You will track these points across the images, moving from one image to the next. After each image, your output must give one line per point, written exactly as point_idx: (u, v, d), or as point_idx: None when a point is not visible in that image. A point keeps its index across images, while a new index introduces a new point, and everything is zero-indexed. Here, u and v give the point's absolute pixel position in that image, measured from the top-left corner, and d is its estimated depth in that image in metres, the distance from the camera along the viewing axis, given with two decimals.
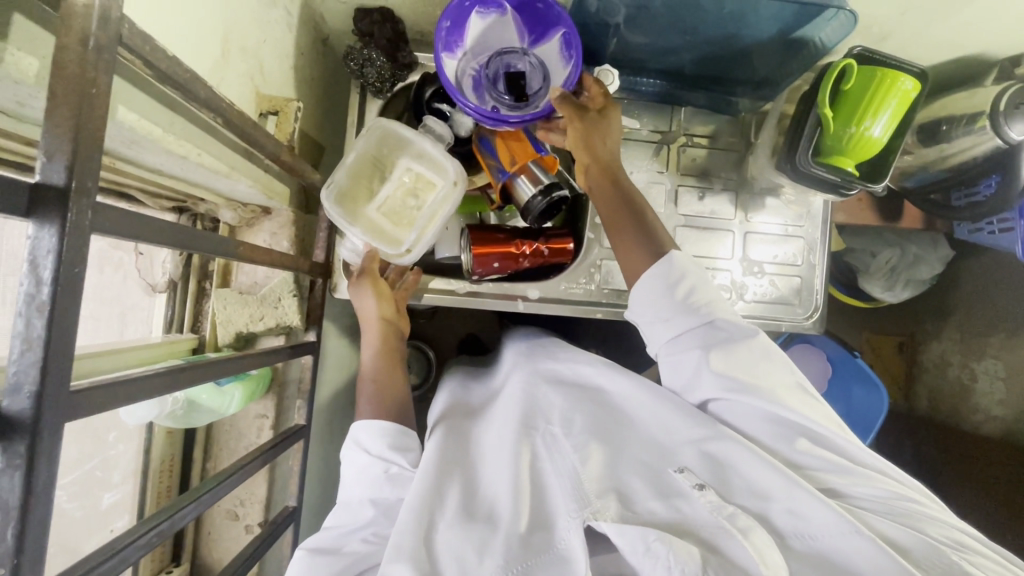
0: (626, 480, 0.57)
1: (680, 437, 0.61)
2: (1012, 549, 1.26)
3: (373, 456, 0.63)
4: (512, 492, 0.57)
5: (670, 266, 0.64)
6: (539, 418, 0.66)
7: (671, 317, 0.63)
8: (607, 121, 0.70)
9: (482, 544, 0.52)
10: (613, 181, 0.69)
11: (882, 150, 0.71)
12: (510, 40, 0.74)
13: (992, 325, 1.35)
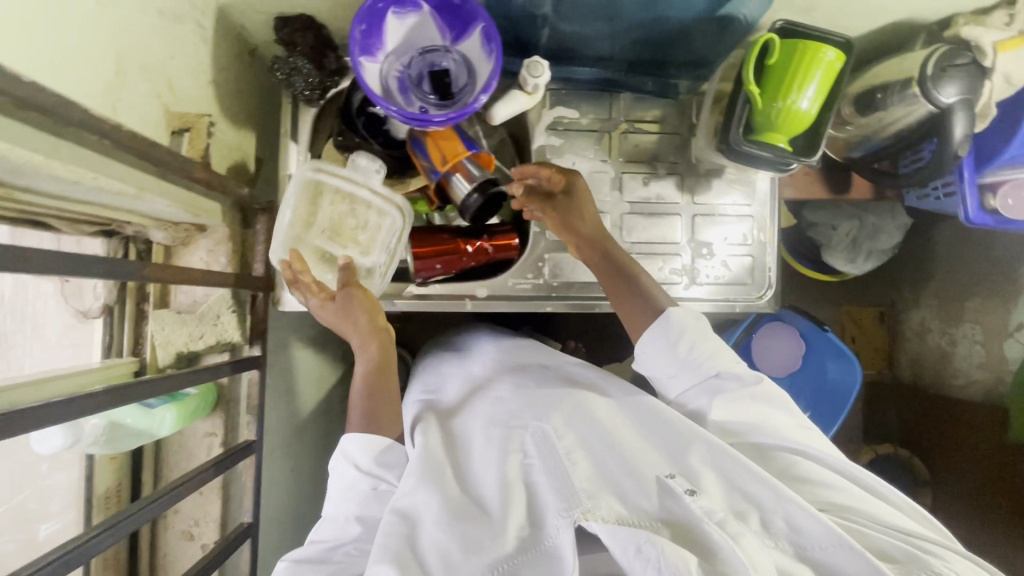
0: (615, 477, 0.58)
1: (669, 435, 0.63)
2: (997, 504, 1.30)
3: (357, 468, 0.62)
4: (504, 490, 0.58)
5: (668, 323, 0.70)
6: (525, 411, 0.67)
7: (670, 371, 0.70)
8: (574, 200, 0.79)
9: (474, 544, 0.53)
10: (603, 252, 0.78)
11: (813, 121, 0.70)
12: (431, 38, 0.73)
13: (967, 290, 1.42)
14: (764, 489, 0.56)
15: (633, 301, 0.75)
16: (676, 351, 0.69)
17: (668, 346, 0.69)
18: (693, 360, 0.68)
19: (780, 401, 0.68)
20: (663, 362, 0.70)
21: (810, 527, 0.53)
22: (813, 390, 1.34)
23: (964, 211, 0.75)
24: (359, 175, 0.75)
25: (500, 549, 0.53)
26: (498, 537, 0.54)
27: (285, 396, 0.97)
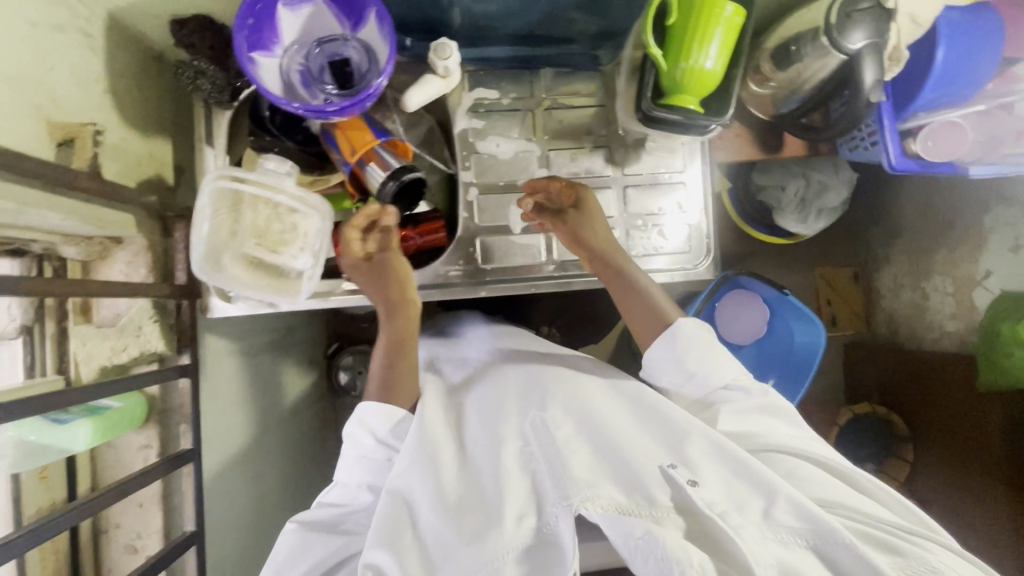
0: (614, 463, 0.62)
1: (668, 424, 0.67)
2: (979, 453, 1.30)
3: (362, 444, 0.68)
4: (504, 476, 0.62)
5: (676, 334, 0.74)
6: (531, 401, 0.69)
7: (679, 377, 0.75)
8: (585, 212, 0.80)
9: (479, 534, 0.58)
10: (613, 267, 0.79)
11: (720, 80, 0.69)
12: (329, 29, 0.72)
13: (937, 240, 1.43)
14: (755, 481, 0.61)
15: (645, 316, 0.77)
16: (684, 362, 0.73)
17: (676, 355, 0.73)
18: (708, 373, 0.73)
19: (779, 411, 0.74)
20: (675, 371, 0.74)
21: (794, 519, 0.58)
22: (782, 355, 1.34)
23: (886, 160, 0.74)
24: (270, 179, 0.74)
25: (503, 536, 0.57)
26: (499, 524, 0.58)
27: (237, 402, 0.97)
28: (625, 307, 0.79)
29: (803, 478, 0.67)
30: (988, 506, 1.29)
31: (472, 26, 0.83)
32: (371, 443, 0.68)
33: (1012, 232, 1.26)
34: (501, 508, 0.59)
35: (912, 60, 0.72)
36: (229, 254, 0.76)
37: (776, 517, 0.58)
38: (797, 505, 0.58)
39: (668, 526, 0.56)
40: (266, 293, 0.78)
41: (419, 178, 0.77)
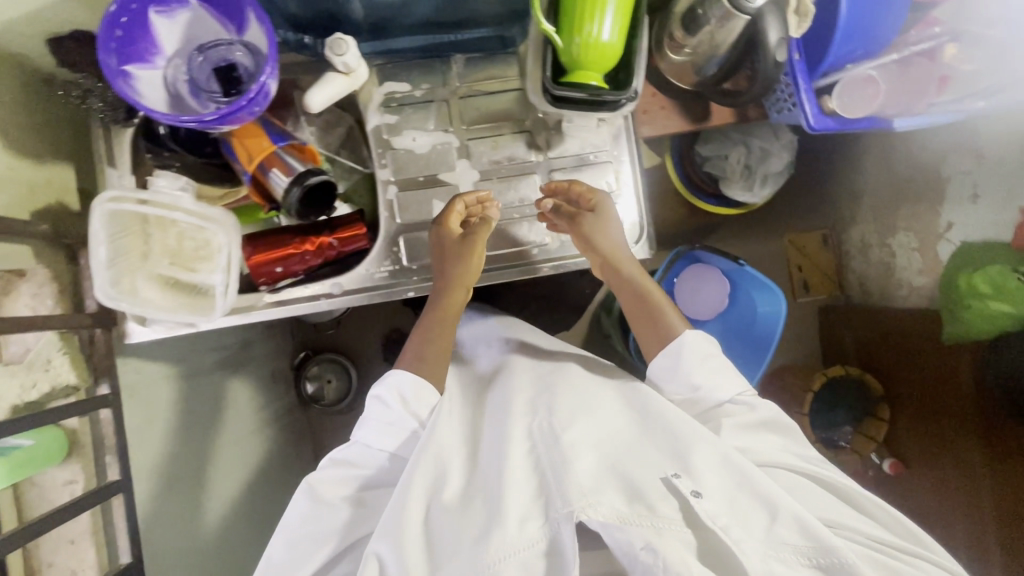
0: (618, 471, 0.63)
1: (674, 433, 0.68)
2: (949, 410, 1.29)
3: (388, 412, 0.72)
4: (511, 486, 0.63)
5: (682, 344, 0.75)
6: (542, 416, 0.71)
7: (680, 391, 0.76)
8: (601, 216, 0.80)
9: (482, 537, 0.59)
10: (622, 277, 0.80)
11: (620, 53, 0.66)
12: (214, 33, 0.68)
13: (897, 197, 1.41)
14: (758, 495, 0.63)
15: (650, 327, 0.79)
16: (688, 374, 0.75)
17: (679, 368, 0.75)
18: (712, 387, 0.75)
19: (784, 428, 0.75)
20: (679, 381, 0.76)
21: (790, 532, 0.60)
22: (745, 326, 1.32)
23: (805, 120, 0.71)
24: (165, 198, 0.71)
25: (506, 543, 0.58)
26: (503, 528, 0.59)
27: (182, 426, 0.94)
28: (631, 314, 0.81)
29: (806, 498, 0.68)
30: (967, 463, 1.25)
31: (375, 18, 0.81)
32: (399, 416, 0.71)
33: (968, 181, 1.23)
34: (505, 513, 0.60)
35: (816, 18, 0.72)
36: (140, 277, 0.75)
37: (777, 528, 0.59)
38: (799, 521, 0.60)
39: (668, 533, 0.57)
40: (181, 314, 0.76)
41: (326, 180, 0.75)
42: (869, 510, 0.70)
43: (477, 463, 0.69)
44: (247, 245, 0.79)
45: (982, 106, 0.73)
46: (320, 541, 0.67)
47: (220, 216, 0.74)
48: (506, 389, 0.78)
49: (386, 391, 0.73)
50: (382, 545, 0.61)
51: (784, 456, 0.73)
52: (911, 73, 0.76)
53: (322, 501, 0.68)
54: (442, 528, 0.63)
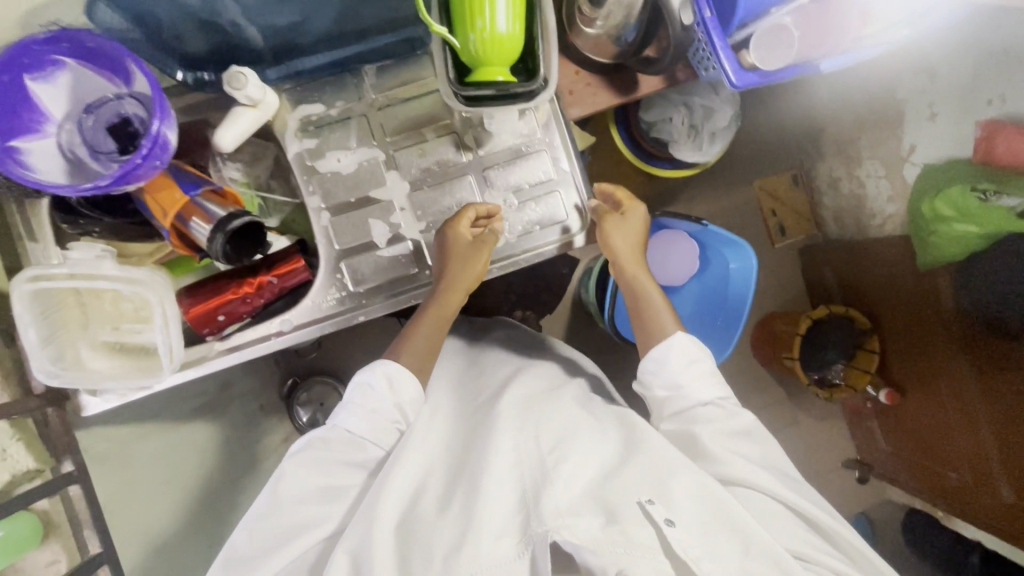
0: (599, 494, 0.60)
1: (655, 456, 0.64)
2: (936, 337, 1.27)
3: (375, 403, 0.71)
4: (485, 504, 0.60)
5: (678, 342, 0.76)
6: (527, 438, 0.68)
7: (664, 387, 0.75)
8: (627, 219, 0.83)
9: (453, 553, 0.56)
10: (627, 277, 0.83)
11: (522, 41, 0.63)
12: (101, 88, 0.66)
13: (860, 125, 1.38)
14: (728, 519, 0.58)
15: (644, 325, 0.80)
16: (671, 372, 0.75)
17: (665, 368, 0.75)
18: (692, 387, 0.74)
19: (766, 440, 0.72)
20: (659, 379, 0.75)
21: (766, 567, 0.56)
22: (719, 285, 1.30)
23: (727, 79, 0.68)
24: (84, 269, 0.68)
25: (475, 560, 0.56)
26: (475, 541, 0.57)
27: None
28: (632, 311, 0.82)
29: (791, 521, 0.64)
30: (962, 387, 1.22)
31: (273, 41, 0.77)
32: (384, 402, 0.71)
33: (924, 100, 1.20)
34: (478, 529, 0.58)
35: None
36: (84, 346, 0.74)
37: (754, 551, 0.56)
38: (773, 556, 0.56)
39: (643, 560, 0.54)
40: (130, 379, 0.73)
41: (252, 221, 0.72)
42: (851, 555, 0.64)
43: (453, 483, 0.66)
44: (186, 298, 0.77)
45: (908, 33, 0.72)
46: (285, 540, 0.61)
47: (144, 276, 0.71)
48: (489, 413, 0.75)
49: (369, 375, 0.72)
50: (354, 546, 0.58)
51: (767, 473, 0.68)
52: (837, 7, 0.71)
53: (293, 488, 0.64)
54: (408, 547, 0.59)
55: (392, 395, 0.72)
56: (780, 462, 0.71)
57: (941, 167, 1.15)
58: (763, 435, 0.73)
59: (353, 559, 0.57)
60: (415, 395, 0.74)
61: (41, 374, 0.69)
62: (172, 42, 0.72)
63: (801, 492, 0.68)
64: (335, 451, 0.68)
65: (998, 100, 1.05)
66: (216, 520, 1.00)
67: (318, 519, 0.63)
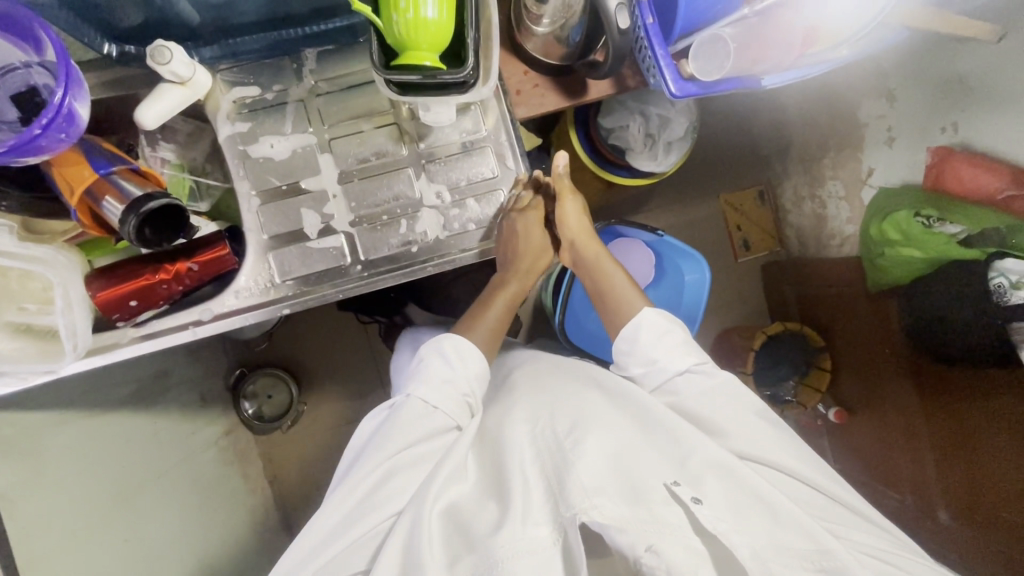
0: (622, 467, 0.63)
1: (677, 436, 0.67)
2: (885, 359, 1.28)
3: (448, 372, 0.76)
4: (519, 489, 0.63)
5: (644, 319, 0.81)
6: (548, 419, 0.70)
7: (640, 365, 0.80)
8: (567, 207, 0.90)
9: (490, 539, 0.59)
10: (588, 257, 0.90)
11: (450, 30, 0.61)
12: (9, 55, 0.62)
13: (824, 146, 1.38)
14: (755, 495, 0.62)
15: (607, 304, 0.86)
16: (646, 349, 0.79)
17: (637, 345, 0.80)
18: (666, 360, 0.78)
19: (776, 421, 0.74)
20: (635, 357, 0.80)
21: (796, 538, 0.59)
22: (674, 299, 1.30)
23: (667, 87, 0.67)
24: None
25: (513, 542, 0.58)
26: (512, 527, 0.59)
27: (84, 469, 0.91)
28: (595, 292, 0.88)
29: (810, 495, 0.68)
30: (908, 410, 1.23)
31: (206, 19, 0.75)
32: (456, 374, 0.76)
33: (883, 124, 1.21)
34: (515, 516, 0.60)
35: None
36: None
37: (780, 537, 0.59)
38: (803, 527, 0.59)
39: (671, 537, 0.57)
40: (31, 363, 0.69)
41: (171, 204, 0.69)
42: (867, 515, 0.68)
43: (491, 472, 0.68)
44: (94, 281, 0.73)
45: (847, 53, 0.73)
46: (358, 516, 0.66)
47: (46, 255, 0.70)
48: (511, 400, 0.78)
49: (439, 354, 0.77)
50: (407, 531, 0.62)
51: (783, 456, 0.70)
52: (778, 24, 0.71)
53: (361, 473, 0.68)
54: (454, 533, 0.62)
55: (456, 368, 0.77)
56: (785, 431, 0.74)
57: (894, 191, 1.16)
58: (773, 417, 0.74)
59: (406, 544, 0.61)
60: (479, 369, 0.78)
61: None
62: (94, 13, 0.69)
63: (815, 465, 0.71)
64: (396, 427, 0.71)
65: (951, 127, 1.06)
66: (128, 513, 0.96)
67: (385, 494, 0.67)
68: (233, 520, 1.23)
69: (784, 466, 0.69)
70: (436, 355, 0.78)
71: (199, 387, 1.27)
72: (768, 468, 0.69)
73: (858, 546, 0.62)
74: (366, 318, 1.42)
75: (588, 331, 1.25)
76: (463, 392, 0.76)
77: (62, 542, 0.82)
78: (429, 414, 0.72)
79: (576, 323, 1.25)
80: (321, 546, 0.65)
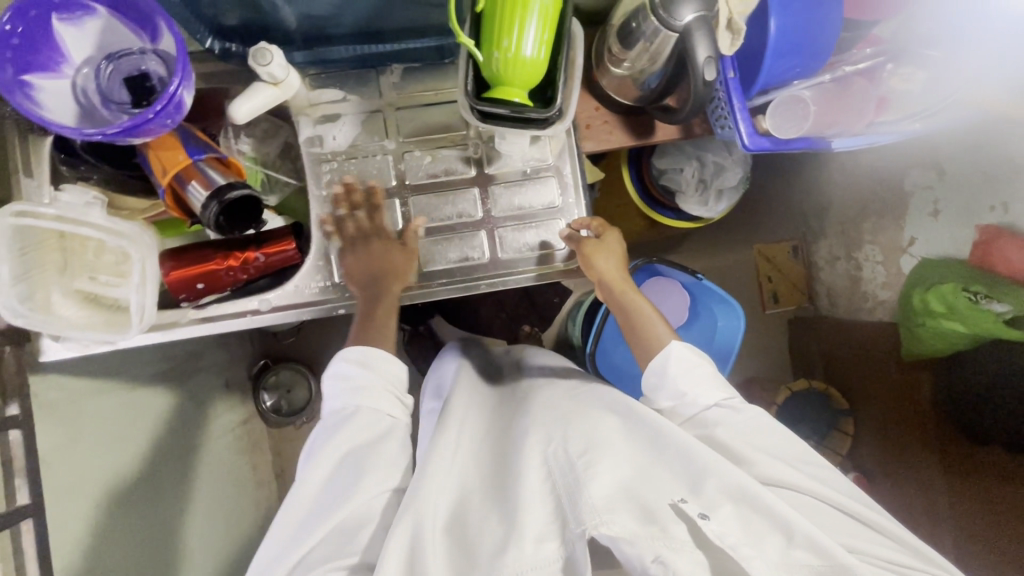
0: (634, 492, 0.60)
1: (689, 454, 0.63)
2: (913, 433, 1.25)
3: (354, 380, 0.71)
4: (525, 507, 0.62)
5: (669, 355, 0.78)
6: (557, 437, 0.69)
7: (669, 398, 0.78)
8: (604, 244, 0.82)
9: (500, 552, 0.58)
10: (621, 300, 0.84)
11: (543, 70, 0.63)
12: (126, 40, 0.66)
13: (862, 210, 1.37)
14: (775, 519, 0.58)
15: (637, 342, 0.83)
16: (674, 382, 0.77)
17: (666, 378, 0.78)
18: (696, 393, 0.76)
19: (811, 457, 0.72)
20: (664, 391, 0.78)
21: (807, 555, 0.57)
22: (703, 342, 1.30)
23: (740, 140, 0.69)
24: (72, 212, 0.70)
25: (520, 561, 0.57)
26: (518, 545, 0.58)
27: (116, 439, 0.92)
28: (631, 342, 0.84)
29: (845, 520, 0.65)
30: (933, 485, 1.20)
31: (305, 26, 0.78)
32: (371, 380, 0.71)
33: (928, 196, 1.21)
34: (521, 532, 0.59)
35: (748, 37, 0.71)
36: (56, 291, 0.73)
37: (793, 556, 0.56)
38: (814, 542, 0.56)
39: (683, 555, 0.54)
40: (99, 331, 0.73)
41: (250, 195, 0.71)
42: (895, 536, 0.65)
43: (505, 487, 0.67)
44: (167, 261, 0.78)
45: (919, 127, 0.75)
46: (331, 506, 0.64)
47: (132, 231, 0.73)
48: (520, 424, 0.77)
49: (342, 364, 0.72)
50: (411, 535, 0.60)
51: (820, 486, 0.67)
52: (852, 92, 0.78)
53: (314, 464, 0.66)
54: (453, 552, 0.61)
55: (370, 373, 0.72)
56: (815, 465, 0.71)
57: (936, 263, 1.16)
58: (810, 454, 0.72)
59: (412, 549, 0.59)
60: (398, 373, 0.74)
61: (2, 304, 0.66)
62: (205, 10, 0.73)
63: (845, 495, 0.69)
64: (334, 427, 0.69)
65: (1000, 207, 1.07)
66: (149, 488, 0.97)
67: (339, 491, 0.64)
68: (241, 509, 1.22)
69: (826, 493, 0.67)
70: (342, 366, 0.73)
71: (224, 372, 1.28)
72: (794, 492, 0.67)
73: (877, 561, 0.61)
74: (392, 326, 1.43)
75: (617, 366, 1.25)
76: (388, 386, 0.73)
77: (88, 509, 0.83)
78: (350, 415, 0.69)
79: (604, 354, 1.25)
80: (294, 539, 0.63)
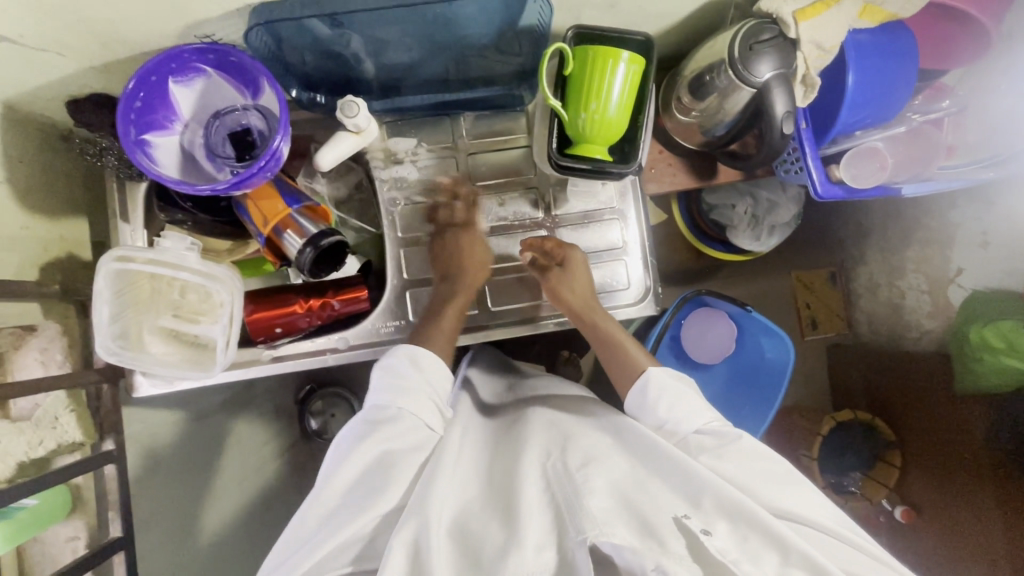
0: (633, 503, 0.56)
1: (686, 472, 0.59)
2: (964, 466, 1.23)
3: (404, 381, 0.68)
4: (526, 513, 0.56)
5: (647, 380, 0.73)
6: (557, 452, 0.65)
7: (649, 426, 0.71)
8: (568, 271, 0.81)
9: (502, 554, 0.53)
10: (589, 325, 0.81)
11: (625, 128, 0.67)
12: (228, 96, 0.70)
13: (907, 237, 1.35)
14: (773, 537, 0.54)
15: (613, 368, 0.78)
16: (655, 410, 0.71)
17: (649, 408, 0.71)
18: (674, 419, 0.69)
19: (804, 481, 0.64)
20: (648, 419, 0.72)
21: None
22: (749, 372, 1.30)
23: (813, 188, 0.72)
24: (169, 256, 0.72)
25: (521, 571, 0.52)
26: (520, 550, 0.53)
27: (191, 468, 0.95)
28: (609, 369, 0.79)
29: (853, 554, 0.58)
30: (987, 521, 1.18)
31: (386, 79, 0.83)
32: (418, 385, 0.68)
33: (977, 228, 1.21)
34: (522, 536, 0.54)
35: (823, 90, 0.74)
36: (147, 325, 0.75)
37: None
38: (812, 563, 0.53)
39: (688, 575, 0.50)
40: (182, 370, 0.75)
41: (340, 240, 0.75)
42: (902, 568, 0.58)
43: (495, 491, 0.63)
44: (249, 303, 0.81)
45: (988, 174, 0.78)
46: (352, 503, 0.60)
47: (222, 274, 0.75)
48: (514, 436, 0.73)
49: (393, 358, 0.70)
50: (415, 533, 0.56)
51: (823, 514, 0.61)
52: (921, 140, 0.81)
53: (348, 463, 0.62)
54: (463, 555, 0.55)
55: (418, 375, 0.69)
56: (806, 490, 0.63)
57: (990, 297, 1.16)
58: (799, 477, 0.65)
59: (415, 550, 0.55)
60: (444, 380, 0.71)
61: (100, 341, 0.71)
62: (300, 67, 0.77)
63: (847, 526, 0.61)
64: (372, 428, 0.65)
65: None
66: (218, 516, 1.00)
67: (369, 493, 0.61)
68: None
69: (833, 529, 0.60)
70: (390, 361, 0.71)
71: None
72: (805, 526, 0.60)
73: None
74: None
75: None
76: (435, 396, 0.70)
77: None
78: (392, 418, 0.66)
79: None
80: (299, 534, 0.59)
